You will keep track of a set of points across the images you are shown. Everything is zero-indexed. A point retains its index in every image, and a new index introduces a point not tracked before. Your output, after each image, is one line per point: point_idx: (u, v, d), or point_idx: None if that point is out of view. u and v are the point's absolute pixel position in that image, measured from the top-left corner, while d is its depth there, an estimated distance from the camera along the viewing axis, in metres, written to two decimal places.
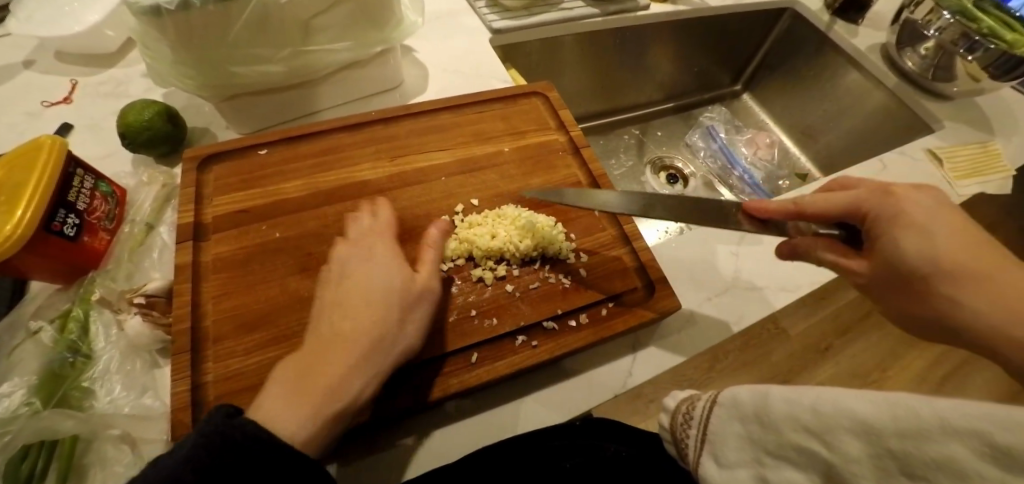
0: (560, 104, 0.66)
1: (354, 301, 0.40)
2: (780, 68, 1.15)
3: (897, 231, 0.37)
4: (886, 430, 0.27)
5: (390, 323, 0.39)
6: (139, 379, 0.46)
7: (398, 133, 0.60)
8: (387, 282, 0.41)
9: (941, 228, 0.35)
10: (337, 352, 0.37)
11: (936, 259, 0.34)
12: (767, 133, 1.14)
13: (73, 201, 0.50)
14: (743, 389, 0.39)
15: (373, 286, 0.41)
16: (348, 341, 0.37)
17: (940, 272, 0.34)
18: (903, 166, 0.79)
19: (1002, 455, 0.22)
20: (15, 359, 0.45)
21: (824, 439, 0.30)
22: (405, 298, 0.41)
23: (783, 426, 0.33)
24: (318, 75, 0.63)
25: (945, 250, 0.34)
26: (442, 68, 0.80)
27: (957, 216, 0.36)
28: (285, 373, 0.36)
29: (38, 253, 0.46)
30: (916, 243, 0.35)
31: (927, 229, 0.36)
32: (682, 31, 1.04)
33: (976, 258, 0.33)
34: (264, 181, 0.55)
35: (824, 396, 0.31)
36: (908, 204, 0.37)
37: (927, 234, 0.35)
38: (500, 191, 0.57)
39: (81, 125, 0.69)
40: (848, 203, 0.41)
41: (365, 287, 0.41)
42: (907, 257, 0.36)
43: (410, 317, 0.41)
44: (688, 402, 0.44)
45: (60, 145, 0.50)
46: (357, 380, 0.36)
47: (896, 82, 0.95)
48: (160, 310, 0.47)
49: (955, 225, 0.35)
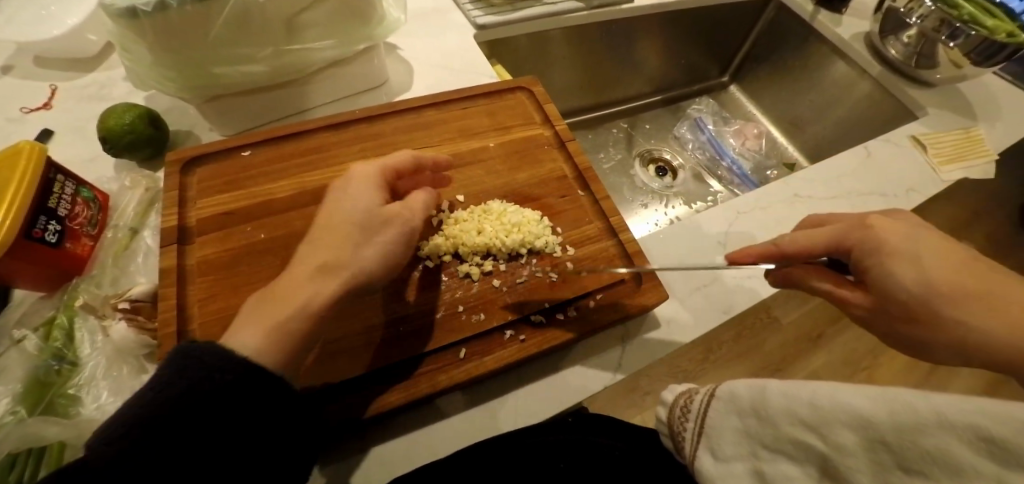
0: (546, 99, 0.66)
1: (326, 225, 0.41)
2: (766, 59, 1.15)
3: (891, 260, 0.37)
4: (882, 424, 0.28)
5: (352, 244, 0.39)
6: (125, 384, 0.46)
7: (383, 131, 0.60)
8: (359, 205, 0.41)
9: (922, 252, 0.37)
10: (297, 271, 0.38)
11: (936, 284, 0.35)
12: (755, 124, 1.15)
13: (53, 207, 0.49)
14: (740, 383, 0.39)
15: (342, 209, 0.41)
16: (312, 257, 0.38)
17: (941, 299, 0.35)
18: (888, 153, 0.79)
19: (1000, 452, 0.23)
20: (0, 367, 0.45)
21: (820, 433, 0.31)
22: (372, 223, 0.41)
23: (779, 419, 0.34)
24: (301, 74, 0.63)
25: (936, 276, 0.35)
26: (427, 65, 0.79)
27: (931, 235, 0.38)
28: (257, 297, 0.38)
29: (20, 261, 0.46)
30: (907, 272, 0.36)
31: (915, 256, 0.37)
32: (669, 23, 1.05)
33: (964, 276, 0.35)
34: (248, 183, 0.55)
35: (822, 390, 0.32)
36: (888, 235, 0.38)
37: (917, 262, 0.36)
38: (487, 187, 0.57)
39: (62, 130, 0.68)
40: (834, 237, 0.42)
41: (337, 208, 0.41)
42: (906, 286, 0.36)
43: (372, 241, 0.40)
44: (686, 395, 0.45)
45: (39, 150, 0.49)
46: (307, 290, 0.37)
47: (880, 71, 0.95)
48: (146, 315, 0.47)
49: (935, 247, 0.37)
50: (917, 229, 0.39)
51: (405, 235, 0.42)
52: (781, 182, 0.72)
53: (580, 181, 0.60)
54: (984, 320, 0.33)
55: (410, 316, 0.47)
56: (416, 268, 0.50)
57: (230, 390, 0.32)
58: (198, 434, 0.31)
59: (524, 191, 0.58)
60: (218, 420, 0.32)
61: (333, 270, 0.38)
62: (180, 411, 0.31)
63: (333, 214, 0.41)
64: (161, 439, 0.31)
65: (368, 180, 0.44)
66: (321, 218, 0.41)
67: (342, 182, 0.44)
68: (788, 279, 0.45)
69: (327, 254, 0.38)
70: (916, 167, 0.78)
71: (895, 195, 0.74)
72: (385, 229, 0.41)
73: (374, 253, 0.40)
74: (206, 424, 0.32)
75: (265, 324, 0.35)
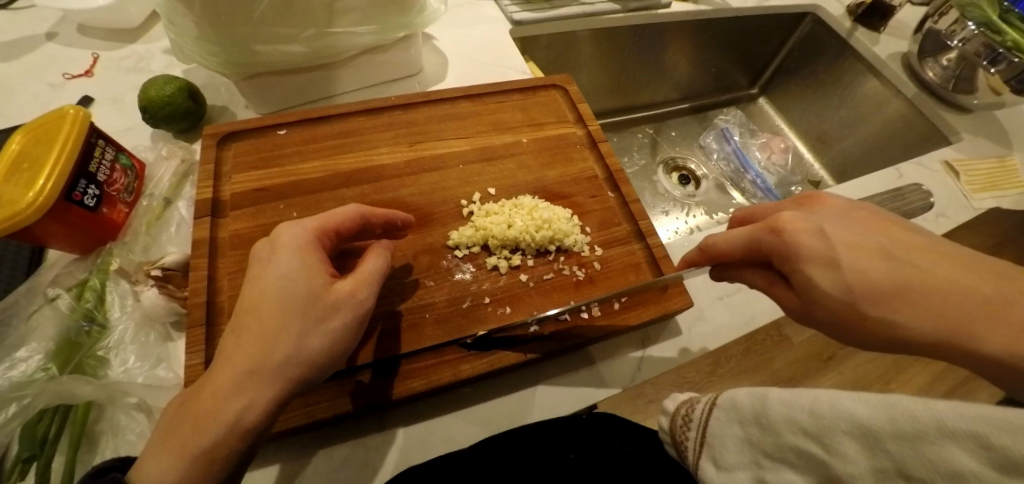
0: (580, 98, 0.65)
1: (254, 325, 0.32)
2: (798, 73, 1.14)
3: (809, 267, 0.34)
4: (885, 434, 0.27)
5: (289, 337, 0.32)
6: (153, 350, 0.47)
7: (417, 119, 0.60)
8: (295, 286, 0.34)
9: (838, 247, 0.33)
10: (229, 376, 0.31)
11: (857, 284, 0.32)
12: (782, 138, 1.13)
13: (93, 172, 0.50)
14: (742, 392, 0.39)
15: (271, 297, 0.33)
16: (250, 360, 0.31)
17: (865, 299, 0.32)
18: (920, 176, 0.78)
19: (998, 457, 0.23)
20: (33, 324, 0.46)
21: (823, 441, 0.30)
22: (315, 310, 0.34)
23: (782, 427, 0.34)
24: (339, 57, 0.63)
25: (856, 277, 0.32)
26: (460, 56, 0.80)
27: (845, 225, 0.35)
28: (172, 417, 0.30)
29: (58, 222, 0.47)
30: (826, 277, 0.33)
31: (832, 258, 0.33)
32: (702, 30, 1.04)
33: (888, 267, 0.32)
34: (282, 161, 0.55)
35: (825, 400, 0.31)
36: (803, 238, 0.35)
37: (833, 265, 0.33)
38: (517, 182, 0.57)
39: (102, 98, 0.69)
40: (746, 243, 0.38)
41: (262, 294, 0.34)
42: (828, 293, 0.33)
43: (319, 328, 0.34)
44: (688, 404, 0.44)
45: (83, 115, 0.50)
46: (234, 405, 0.30)
47: (916, 92, 0.93)
48: (177, 284, 0.48)
49: (851, 242, 0.34)
50: (835, 226, 0.35)
51: (357, 320, 0.36)
52: None
53: (610, 183, 0.59)
54: (914, 317, 0.31)
55: (437, 306, 0.48)
56: (444, 257, 0.51)
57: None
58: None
59: (553, 188, 0.58)
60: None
61: (264, 376, 0.31)
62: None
63: (259, 300, 0.33)
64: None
65: (306, 253, 0.36)
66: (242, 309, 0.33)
67: (265, 250, 0.36)
68: (729, 277, 0.43)
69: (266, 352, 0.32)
70: (947, 192, 0.77)
71: (925, 218, 0.72)
72: (334, 314, 0.35)
73: (322, 340, 0.34)
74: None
75: (191, 443, 0.29)
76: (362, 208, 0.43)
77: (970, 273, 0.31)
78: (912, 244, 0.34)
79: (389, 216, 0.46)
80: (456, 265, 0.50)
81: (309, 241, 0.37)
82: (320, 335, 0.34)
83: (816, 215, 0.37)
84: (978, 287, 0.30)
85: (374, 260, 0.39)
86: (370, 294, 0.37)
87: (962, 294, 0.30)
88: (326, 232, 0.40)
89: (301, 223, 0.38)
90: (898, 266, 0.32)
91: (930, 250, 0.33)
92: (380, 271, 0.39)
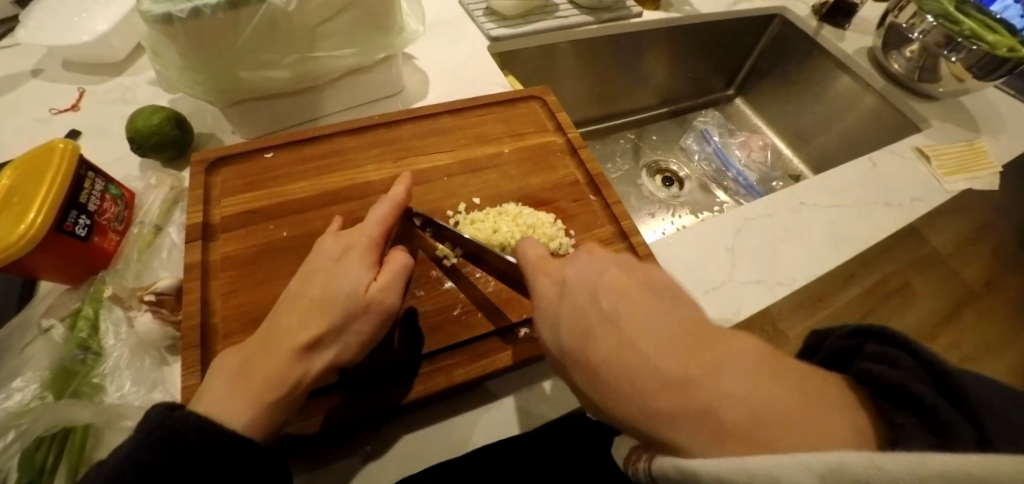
0: (558, 108, 0.68)
1: (312, 307, 0.41)
2: (770, 73, 1.18)
3: (543, 321, 0.37)
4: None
5: (332, 326, 0.40)
6: (149, 375, 0.47)
7: (401, 136, 0.62)
8: (348, 284, 0.42)
9: (566, 310, 0.35)
10: (282, 343, 0.39)
11: (569, 348, 0.34)
12: (760, 137, 1.17)
13: (84, 202, 0.51)
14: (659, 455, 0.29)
15: (334, 291, 0.41)
16: (295, 335, 0.39)
17: (576, 366, 0.33)
18: (892, 165, 0.81)
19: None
20: (27, 355, 0.46)
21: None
22: (355, 305, 0.41)
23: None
24: (323, 80, 0.65)
25: (569, 342, 0.34)
26: (442, 73, 0.82)
27: (590, 279, 0.36)
28: (229, 359, 0.39)
29: (50, 252, 0.47)
30: (550, 334, 0.36)
31: (557, 317, 0.36)
32: (676, 37, 1.07)
33: (604, 326, 0.32)
34: (270, 182, 0.56)
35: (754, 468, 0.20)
36: (544, 293, 0.38)
37: (557, 326, 0.35)
38: (501, 191, 0.59)
39: (90, 131, 0.71)
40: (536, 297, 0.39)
41: (323, 285, 0.42)
42: (555, 351, 0.36)
43: (355, 323, 0.41)
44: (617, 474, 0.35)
45: (73, 147, 0.51)
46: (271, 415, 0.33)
47: (884, 84, 0.98)
48: (169, 308, 0.48)
49: (580, 296, 0.35)
50: (576, 287, 0.36)
51: (383, 322, 0.42)
52: (787, 191, 0.73)
53: (591, 186, 0.61)
54: (607, 392, 0.30)
55: (429, 313, 0.49)
56: (434, 267, 0.52)
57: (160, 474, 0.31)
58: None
59: (537, 195, 0.59)
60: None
61: (309, 353, 0.39)
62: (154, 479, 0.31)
63: (319, 293, 0.42)
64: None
65: (358, 255, 0.44)
66: (304, 296, 0.42)
67: (334, 253, 0.45)
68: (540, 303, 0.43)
69: (314, 333, 0.39)
70: (920, 178, 0.80)
71: (899, 204, 0.75)
72: (371, 313, 0.42)
73: (358, 338, 0.41)
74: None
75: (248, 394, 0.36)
76: (399, 201, 0.50)
77: (676, 346, 0.28)
78: (640, 304, 0.32)
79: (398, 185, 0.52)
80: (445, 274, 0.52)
81: (360, 241, 0.45)
82: (361, 328, 0.41)
83: (574, 265, 0.38)
84: (669, 362, 0.28)
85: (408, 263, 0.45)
86: (398, 296, 0.44)
87: (650, 367, 0.28)
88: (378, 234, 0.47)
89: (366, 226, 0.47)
90: (601, 329, 0.32)
91: (664, 316, 0.31)
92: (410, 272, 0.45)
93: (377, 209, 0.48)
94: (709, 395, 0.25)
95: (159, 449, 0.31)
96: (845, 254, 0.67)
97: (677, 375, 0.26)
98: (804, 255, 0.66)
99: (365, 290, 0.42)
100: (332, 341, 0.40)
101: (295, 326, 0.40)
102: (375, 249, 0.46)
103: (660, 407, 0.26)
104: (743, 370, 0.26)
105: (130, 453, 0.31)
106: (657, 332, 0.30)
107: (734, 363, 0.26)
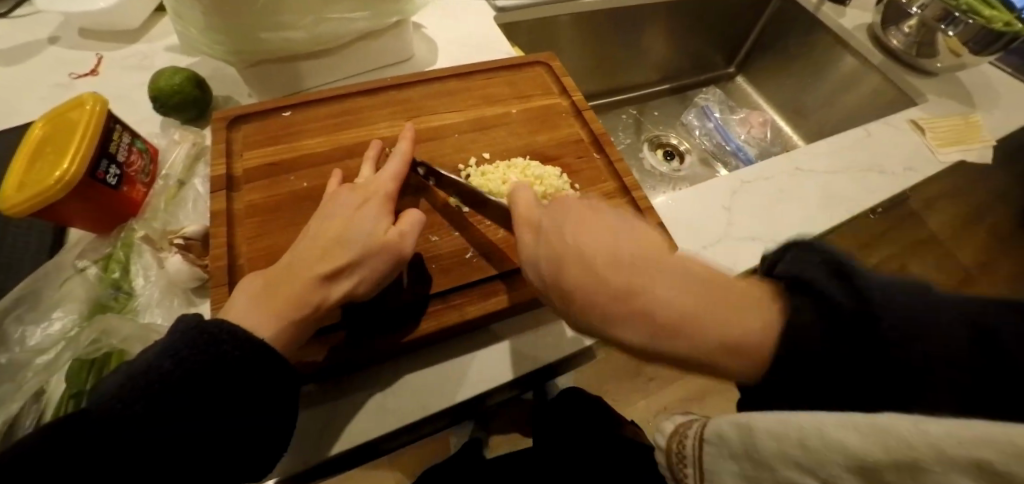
0: (563, 72, 0.70)
1: (328, 244, 0.44)
2: (771, 50, 1.19)
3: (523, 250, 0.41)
4: (884, 465, 0.22)
5: (345, 262, 0.43)
6: (178, 311, 0.50)
7: (413, 96, 0.65)
8: (367, 229, 0.45)
9: (543, 246, 0.39)
10: (302, 273, 0.42)
11: (543, 272, 0.39)
12: (760, 113, 1.19)
13: (113, 152, 0.53)
14: (726, 420, 0.31)
15: (353, 231, 0.45)
16: (312, 268, 0.42)
17: (548, 286, 0.38)
18: (887, 134, 0.83)
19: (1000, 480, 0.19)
20: (63, 291, 0.49)
21: (818, 475, 0.25)
22: (371, 247, 0.44)
23: (775, 463, 0.27)
24: (336, 44, 0.67)
25: (544, 267, 0.39)
26: (450, 42, 0.84)
27: (564, 217, 0.40)
28: (254, 283, 0.42)
29: (83, 198, 0.50)
30: (529, 262, 0.41)
31: (537, 239, 0.40)
32: (679, 13, 1.09)
33: (571, 255, 0.36)
34: (290, 138, 0.59)
35: (807, 424, 0.25)
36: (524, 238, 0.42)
37: (535, 254, 0.40)
38: (510, 148, 0.62)
39: (111, 94, 0.73)
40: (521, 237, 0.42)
41: (341, 228, 0.45)
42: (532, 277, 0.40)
43: (369, 262, 0.44)
44: (680, 436, 0.37)
45: (102, 103, 0.53)
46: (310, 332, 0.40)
47: (882, 60, 0.99)
48: (196, 252, 0.51)
49: (557, 228, 0.39)
50: (547, 226, 0.40)
51: (397, 265, 0.45)
52: (784, 156, 0.76)
53: (595, 145, 0.64)
54: (578, 303, 0.35)
55: (443, 256, 0.52)
56: (446, 215, 0.55)
57: (201, 375, 0.35)
58: (191, 441, 0.34)
59: (543, 152, 0.62)
60: (213, 424, 0.35)
61: (322, 284, 0.42)
62: (194, 376, 0.35)
63: (337, 233, 0.45)
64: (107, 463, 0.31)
65: (376, 205, 0.47)
66: (323, 235, 0.45)
67: (353, 204, 0.48)
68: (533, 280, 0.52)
69: (329, 266, 0.42)
70: (914, 148, 0.82)
71: (893, 171, 0.77)
72: (385, 253, 0.44)
73: (369, 277, 0.44)
74: (177, 452, 0.33)
75: (278, 312, 0.40)
76: (406, 156, 0.54)
77: (626, 260, 0.34)
78: (601, 231, 0.37)
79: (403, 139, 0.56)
80: (457, 221, 0.55)
81: (377, 193, 0.49)
82: (376, 266, 0.44)
83: (550, 209, 0.41)
84: (619, 273, 0.34)
85: (420, 220, 0.47)
86: (410, 243, 0.46)
87: (609, 282, 0.33)
88: (390, 188, 0.50)
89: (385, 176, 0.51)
90: (564, 250, 0.37)
91: (622, 242, 0.36)
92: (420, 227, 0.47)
93: (389, 165, 0.52)
94: (649, 304, 0.31)
95: (198, 347, 0.35)
96: (838, 215, 0.70)
97: (622, 284, 0.33)
98: (798, 215, 0.69)
99: (381, 235, 0.45)
100: (348, 275, 0.43)
101: (314, 261, 0.43)
102: (391, 201, 0.49)
103: (618, 313, 0.32)
104: (679, 285, 0.32)
105: (166, 350, 0.35)
106: (613, 251, 0.35)
107: (666, 279, 0.32)
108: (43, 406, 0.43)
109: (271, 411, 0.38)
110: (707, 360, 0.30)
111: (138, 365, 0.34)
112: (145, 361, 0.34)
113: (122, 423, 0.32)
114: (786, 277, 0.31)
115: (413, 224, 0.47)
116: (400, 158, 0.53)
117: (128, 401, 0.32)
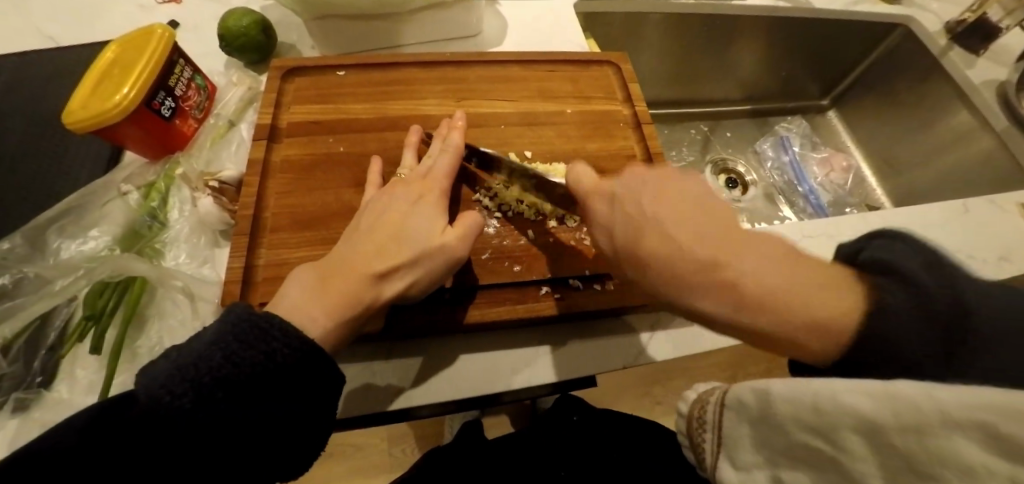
0: (631, 77, 0.65)
1: (387, 239, 0.43)
2: (875, 87, 1.05)
3: (595, 206, 0.40)
4: (891, 429, 0.21)
5: (402, 256, 0.42)
6: (201, 251, 0.52)
7: (468, 77, 0.62)
8: (422, 233, 0.44)
9: (628, 202, 0.37)
10: (355, 267, 0.41)
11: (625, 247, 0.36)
12: (845, 156, 1.06)
13: (172, 86, 0.54)
14: (748, 386, 0.30)
15: (411, 229, 0.44)
16: (366, 262, 0.41)
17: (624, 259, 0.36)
18: (992, 213, 0.71)
19: (1009, 447, 0.18)
20: (106, 212, 0.53)
21: (830, 439, 0.24)
22: (430, 248, 0.43)
23: (789, 425, 0.26)
24: (404, 9, 0.65)
25: (620, 232, 0.36)
26: (521, 24, 0.80)
27: (644, 188, 0.37)
28: (304, 273, 0.41)
29: (137, 125, 0.52)
30: (603, 220, 0.39)
31: (613, 197, 0.39)
32: (779, 30, 0.98)
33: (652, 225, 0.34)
34: (336, 99, 0.58)
35: (820, 388, 0.24)
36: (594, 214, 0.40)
37: (609, 220, 0.38)
38: (555, 149, 0.58)
39: (187, 24, 0.75)
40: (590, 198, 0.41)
41: (402, 223, 0.44)
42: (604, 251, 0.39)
43: (425, 262, 0.42)
44: (700, 403, 0.35)
45: (168, 35, 0.54)
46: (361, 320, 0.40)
47: (1006, 126, 0.83)
48: (229, 197, 0.51)
49: (659, 193, 0.35)
50: (624, 197, 0.37)
51: (452, 268, 0.44)
52: (859, 216, 0.67)
53: (647, 164, 0.59)
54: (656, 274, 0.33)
55: None
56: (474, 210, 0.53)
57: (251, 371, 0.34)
58: (226, 427, 0.32)
59: (589, 161, 0.58)
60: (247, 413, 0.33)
61: (374, 281, 0.40)
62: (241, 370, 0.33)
63: (394, 229, 0.43)
64: (150, 444, 0.30)
65: (433, 203, 0.46)
66: (380, 230, 0.43)
67: (410, 201, 0.46)
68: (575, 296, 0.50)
69: (384, 262, 0.41)
70: (1016, 235, 0.69)
71: (983, 259, 0.66)
72: (443, 253, 0.43)
73: (426, 275, 0.42)
74: (214, 437, 0.31)
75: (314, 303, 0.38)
76: (459, 148, 0.52)
77: (698, 234, 0.32)
78: (678, 191, 0.35)
79: (453, 130, 0.54)
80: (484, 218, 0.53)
81: (433, 191, 0.48)
82: (433, 266, 0.42)
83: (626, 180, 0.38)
84: (698, 232, 0.32)
85: (478, 225, 0.45)
86: (467, 246, 0.44)
87: (689, 253, 0.31)
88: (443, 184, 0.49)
89: (443, 167, 0.49)
90: (647, 224, 0.34)
91: (707, 213, 0.33)
92: (478, 230, 0.45)
93: (442, 159, 0.50)
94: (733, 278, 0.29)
95: (244, 339, 0.34)
96: None
97: (704, 254, 0.31)
98: None
99: (439, 236, 0.44)
100: (402, 272, 0.42)
101: (367, 256, 0.41)
102: (445, 197, 0.48)
103: (706, 292, 0.30)
104: (767, 261, 0.30)
105: (217, 341, 0.34)
106: (696, 226, 0.32)
107: (748, 252, 0.30)
108: (71, 310, 0.48)
109: (303, 399, 0.36)
110: (789, 337, 0.28)
111: (189, 355, 0.33)
112: (196, 351, 0.33)
113: (170, 411, 0.30)
114: (876, 262, 0.29)
115: (469, 230, 0.45)
116: (453, 152, 0.51)
117: (179, 393, 0.31)
